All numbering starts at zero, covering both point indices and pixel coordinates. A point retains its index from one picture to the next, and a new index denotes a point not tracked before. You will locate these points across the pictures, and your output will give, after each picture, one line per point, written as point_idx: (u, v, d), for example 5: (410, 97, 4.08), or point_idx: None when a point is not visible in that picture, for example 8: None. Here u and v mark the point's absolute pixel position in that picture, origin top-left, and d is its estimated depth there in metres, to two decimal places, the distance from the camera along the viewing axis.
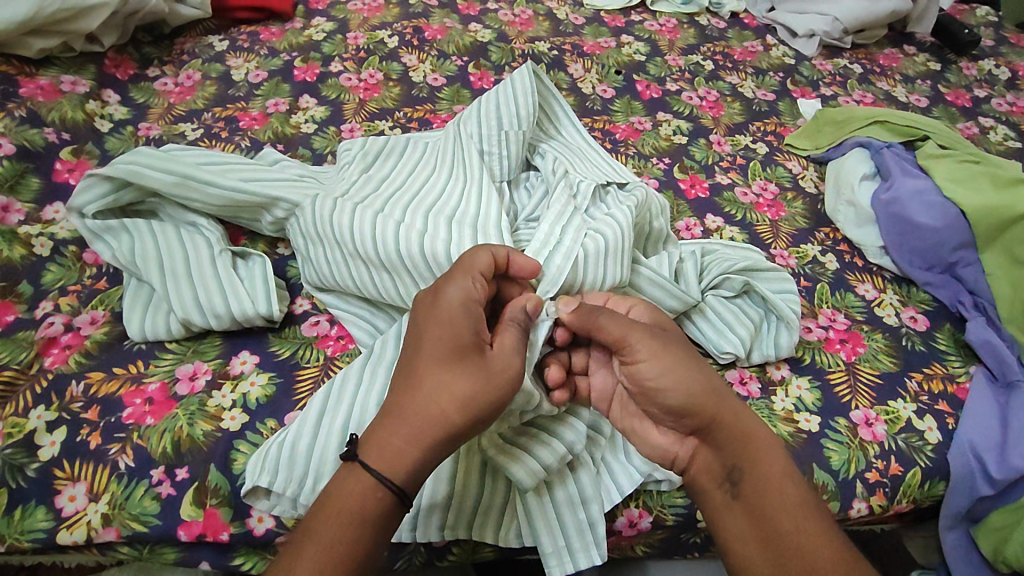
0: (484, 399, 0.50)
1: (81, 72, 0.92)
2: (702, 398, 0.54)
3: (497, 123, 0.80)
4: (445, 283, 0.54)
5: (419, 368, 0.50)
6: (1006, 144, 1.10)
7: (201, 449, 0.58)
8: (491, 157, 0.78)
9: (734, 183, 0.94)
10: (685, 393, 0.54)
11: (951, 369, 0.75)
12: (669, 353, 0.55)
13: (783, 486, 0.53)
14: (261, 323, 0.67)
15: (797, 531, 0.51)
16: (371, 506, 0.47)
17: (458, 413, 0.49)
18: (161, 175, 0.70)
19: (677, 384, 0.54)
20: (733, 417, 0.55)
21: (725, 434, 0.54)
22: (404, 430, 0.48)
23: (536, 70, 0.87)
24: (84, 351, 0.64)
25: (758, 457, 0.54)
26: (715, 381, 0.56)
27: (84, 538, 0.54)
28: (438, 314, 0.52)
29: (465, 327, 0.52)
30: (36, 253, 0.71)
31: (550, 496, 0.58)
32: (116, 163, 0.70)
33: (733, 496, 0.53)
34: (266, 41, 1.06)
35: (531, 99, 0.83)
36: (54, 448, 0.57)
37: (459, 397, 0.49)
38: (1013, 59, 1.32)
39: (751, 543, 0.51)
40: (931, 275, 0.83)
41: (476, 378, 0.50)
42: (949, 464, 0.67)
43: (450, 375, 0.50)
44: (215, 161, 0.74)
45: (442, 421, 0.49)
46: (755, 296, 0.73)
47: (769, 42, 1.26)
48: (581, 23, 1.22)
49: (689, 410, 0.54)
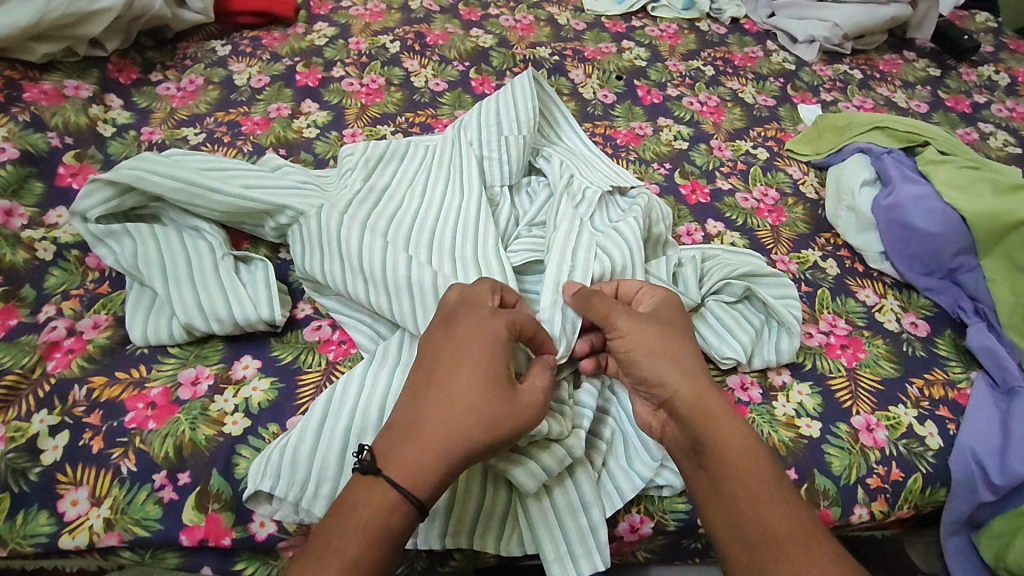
0: (508, 425, 0.51)
1: (84, 77, 0.93)
2: (668, 369, 0.56)
3: (497, 129, 0.81)
4: (492, 313, 0.55)
5: (455, 386, 0.51)
6: (1006, 150, 1.11)
7: (203, 454, 0.58)
8: (491, 163, 0.79)
9: (734, 188, 0.94)
10: (652, 365, 0.56)
11: (951, 375, 0.75)
12: (640, 327, 0.58)
13: (741, 456, 0.53)
14: (264, 327, 0.67)
15: (755, 500, 0.51)
16: (394, 519, 0.47)
17: (482, 434, 0.50)
18: (166, 181, 0.70)
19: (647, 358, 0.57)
20: (693, 391, 0.55)
21: (686, 405, 0.55)
22: (427, 444, 0.49)
23: (536, 76, 0.88)
24: (87, 355, 0.64)
25: (722, 427, 0.54)
26: (685, 357, 0.58)
27: (86, 543, 0.54)
28: (480, 340, 0.53)
29: (501, 356, 0.53)
30: (38, 258, 0.71)
31: (551, 502, 0.58)
32: (121, 169, 0.70)
33: (698, 467, 0.54)
34: (268, 46, 1.06)
35: (531, 104, 0.84)
36: (56, 452, 0.57)
37: (487, 421, 0.50)
38: (1012, 65, 1.32)
39: (717, 512, 0.52)
40: (931, 280, 0.84)
41: (504, 406, 0.51)
42: (950, 470, 0.67)
43: (484, 399, 0.51)
44: (218, 167, 0.74)
45: (466, 440, 0.49)
46: (756, 301, 0.73)
47: (769, 47, 1.27)
48: (581, 29, 1.23)
49: (656, 382, 0.56)
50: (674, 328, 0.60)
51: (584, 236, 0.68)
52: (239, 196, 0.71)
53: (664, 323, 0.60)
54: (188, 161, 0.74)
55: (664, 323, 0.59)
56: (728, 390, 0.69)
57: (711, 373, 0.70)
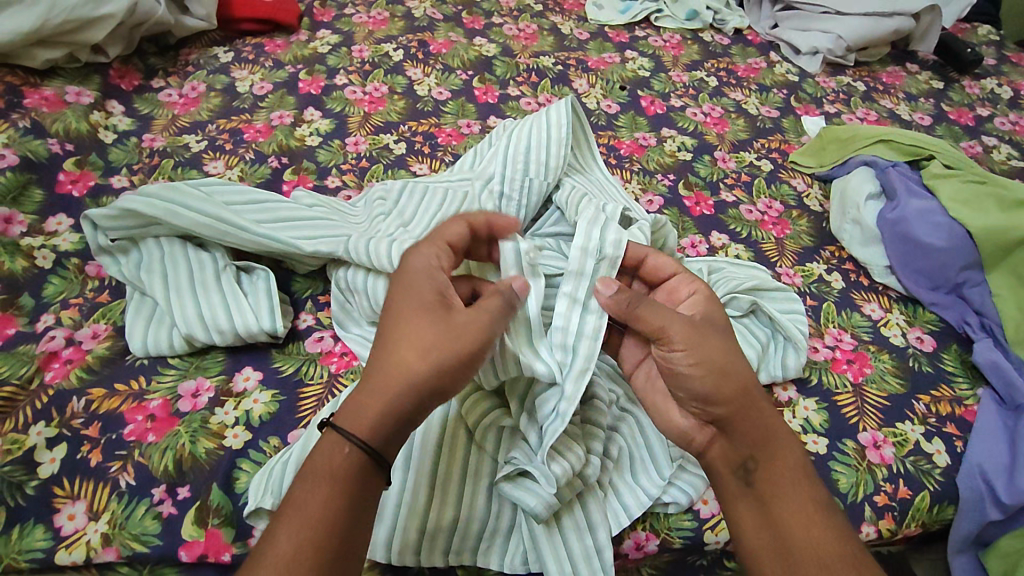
0: (443, 347, 0.50)
1: (86, 83, 0.92)
2: (733, 387, 0.54)
3: (523, 163, 0.78)
4: (414, 250, 0.57)
5: (389, 323, 0.52)
6: (1009, 164, 1.11)
7: (203, 468, 0.58)
8: (513, 199, 0.76)
9: (738, 201, 0.94)
10: (716, 381, 0.54)
11: (957, 392, 0.75)
12: (705, 336, 0.55)
13: (795, 478, 0.53)
14: (265, 339, 0.66)
15: (807, 525, 0.51)
16: (338, 462, 0.47)
17: (419, 361, 0.49)
18: (195, 214, 0.68)
19: (706, 370, 0.54)
20: (756, 409, 0.54)
21: (747, 426, 0.54)
22: (370, 385, 0.49)
23: (574, 103, 0.83)
24: (86, 366, 0.63)
25: (779, 450, 0.54)
26: (748, 373, 0.56)
27: (82, 559, 0.53)
28: (407, 277, 0.54)
29: (426, 285, 0.53)
30: (37, 266, 0.71)
31: (557, 525, 0.57)
32: (151, 197, 0.68)
33: (746, 486, 0.53)
34: (271, 53, 1.06)
35: (563, 135, 0.80)
36: (53, 465, 0.56)
37: (418, 348, 0.50)
38: (1014, 78, 1.33)
39: (761, 530, 0.51)
40: (937, 295, 0.83)
41: (434, 329, 0.51)
42: (959, 489, 0.67)
43: (416, 324, 0.51)
44: (252, 198, 0.73)
45: (404, 369, 0.49)
46: (762, 315, 0.73)
47: (772, 59, 1.27)
48: (585, 38, 1.23)
49: (715, 396, 0.54)
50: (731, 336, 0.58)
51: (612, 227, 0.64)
52: (263, 232, 0.69)
53: (722, 329, 0.57)
54: (222, 189, 0.73)
55: (722, 330, 0.57)
56: None
57: None
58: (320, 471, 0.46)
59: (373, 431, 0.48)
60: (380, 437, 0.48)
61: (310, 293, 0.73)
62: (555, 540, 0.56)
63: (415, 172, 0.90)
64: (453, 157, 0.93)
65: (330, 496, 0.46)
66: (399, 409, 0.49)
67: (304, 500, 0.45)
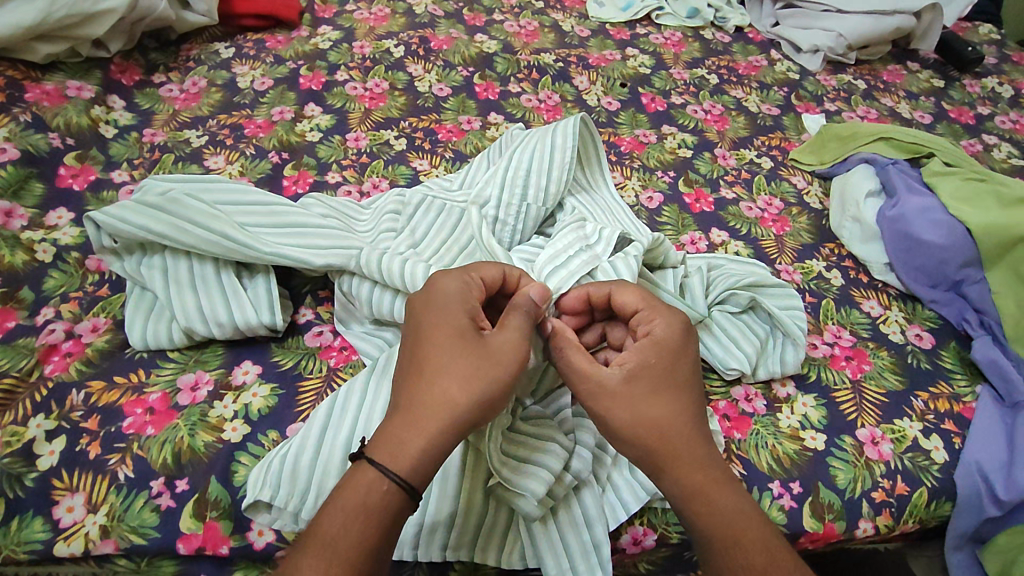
0: (488, 378, 0.50)
1: (87, 78, 0.92)
2: (650, 451, 0.51)
3: (520, 187, 0.76)
4: (438, 276, 0.56)
5: (421, 352, 0.52)
6: (1009, 162, 1.11)
7: (202, 460, 0.58)
8: (503, 225, 0.75)
9: (738, 198, 0.94)
10: (629, 444, 0.51)
11: (956, 389, 0.75)
12: (620, 400, 0.52)
13: (736, 536, 0.49)
14: (264, 332, 0.66)
15: None
16: (376, 498, 0.46)
17: (460, 392, 0.49)
18: (202, 233, 0.66)
19: (616, 433, 0.52)
20: (681, 467, 0.51)
21: (674, 487, 0.51)
22: (409, 418, 0.49)
23: (585, 119, 0.81)
24: (86, 359, 0.63)
25: (714, 506, 0.50)
26: (673, 427, 0.51)
27: (81, 550, 0.53)
28: (436, 304, 0.54)
29: (459, 312, 0.53)
30: (37, 260, 0.71)
31: (554, 521, 0.57)
32: (158, 212, 0.67)
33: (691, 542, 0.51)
34: (272, 49, 1.06)
35: (566, 157, 0.78)
36: (52, 457, 0.56)
37: (461, 379, 0.50)
38: (1016, 78, 1.32)
39: None
40: (936, 292, 0.83)
41: (475, 358, 0.51)
42: (956, 485, 0.67)
43: (453, 352, 0.51)
44: (261, 209, 0.70)
45: (448, 400, 0.49)
46: (761, 311, 0.73)
47: (773, 57, 1.27)
48: (586, 35, 1.23)
49: (636, 457, 0.52)
50: (664, 384, 0.53)
51: (573, 264, 0.66)
52: (268, 250, 0.67)
53: (648, 383, 0.52)
54: (232, 199, 0.71)
55: (649, 383, 0.52)
56: (732, 401, 0.69)
57: (715, 384, 0.70)
58: (348, 511, 0.46)
59: (413, 467, 0.47)
60: (419, 473, 0.48)
61: (310, 287, 0.73)
62: (552, 535, 0.57)
63: (416, 168, 0.90)
64: (453, 154, 0.93)
65: (361, 537, 0.45)
66: (442, 445, 0.49)
67: (336, 539, 0.44)
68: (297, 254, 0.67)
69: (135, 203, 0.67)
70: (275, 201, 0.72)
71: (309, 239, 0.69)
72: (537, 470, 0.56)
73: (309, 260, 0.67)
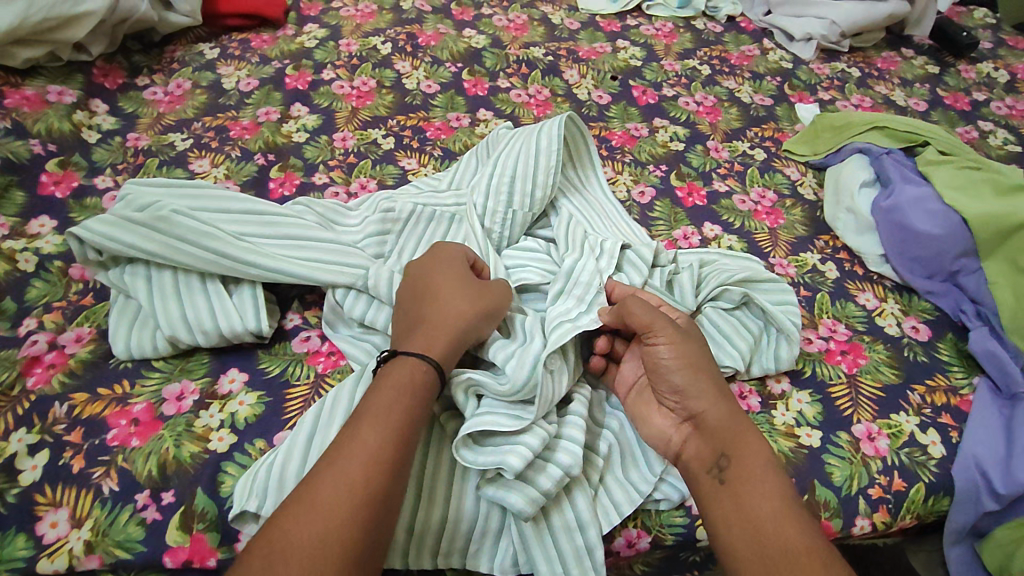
0: (486, 296, 0.60)
1: (68, 82, 0.91)
2: (700, 384, 0.57)
3: (506, 195, 0.75)
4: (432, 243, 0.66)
5: (430, 284, 0.61)
6: (1006, 149, 1.10)
7: (188, 472, 0.57)
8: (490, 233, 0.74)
9: (732, 190, 0.93)
10: (681, 377, 0.57)
11: (953, 381, 0.74)
12: (678, 341, 0.59)
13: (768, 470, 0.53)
14: (250, 339, 0.65)
15: (778, 516, 0.50)
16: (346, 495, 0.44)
17: (469, 306, 0.58)
18: (193, 251, 0.65)
19: (682, 365, 0.58)
20: (727, 406, 0.57)
21: (718, 420, 0.56)
22: (429, 327, 0.56)
23: (568, 119, 0.79)
24: (69, 371, 0.62)
25: (747, 446, 0.54)
26: (715, 373, 0.59)
27: (66, 566, 0.52)
28: (438, 257, 0.64)
29: (458, 260, 0.63)
30: (19, 269, 0.70)
31: (547, 524, 0.56)
32: (146, 228, 0.65)
33: (719, 483, 0.53)
34: (257, 48, 1.05)
35: (553, 160, 0.77)
36: (35, 472, 0.55)
37: (469, 296, 0.59)
38: (1011, 62, 1.31)
39: (733, 526, 0.50)
40: (932, 283, 0.82)
41: (477, 285, 0.61)
42: (953, 479, 0.66)
43: (458, 282, 0.60)
44: (253, 219, 0.69)
45: (460, 317, 0.57)
46: (754, 307, 0.71)
47: (766, 45, 1.25)
48: (576, 28, 1.21)
49: (687, 388, 0.57)
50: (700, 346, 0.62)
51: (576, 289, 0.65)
52: (260, 268, 0.66)
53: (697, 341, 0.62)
54: (218, 209, 0.70)
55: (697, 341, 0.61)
56: None
57: None
58: (346, 479, 0.45)
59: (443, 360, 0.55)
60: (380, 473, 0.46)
61: (297, 291, 0.72)
62: (545, 540, 0.55)
63: (404, 167, 0.89)
64: (442, 152, 0.92)
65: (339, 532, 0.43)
66: (456, 346, 0.56)
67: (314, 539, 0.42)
68: (290, 271, 0.66)
69: (122, 218, 0.66)
70: (266, 211, 0.71)
71: (304, 253, 0.68)
72: (518, 446, 0.55)
73: (305, 275, 0.66)
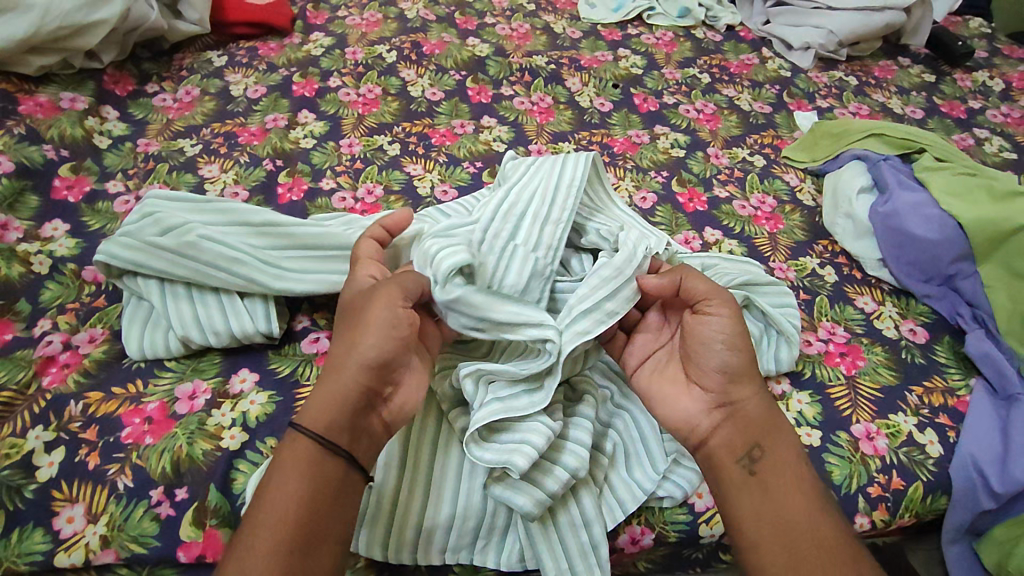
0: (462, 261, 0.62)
1: (80, 89, 0.93)
2: (742, 373, 0.58)
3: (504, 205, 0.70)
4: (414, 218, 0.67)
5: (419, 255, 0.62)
6: (1002, 156, 1.11)
7: (201, 468, 0.58)
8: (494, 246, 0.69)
9: (731, 196, 0.94)
10: (728, 360, 0.57)
11: (951, 382, 0.76)
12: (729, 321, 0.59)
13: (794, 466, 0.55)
14: (261, 339, 0.67)
15: (808, 515, 0.52)
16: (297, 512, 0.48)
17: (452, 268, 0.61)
18: (226, 277, 0.65)
19: (732, 349, 0.58)
20: (761, 397, 0.58)
21: (755, 412, 0.57)
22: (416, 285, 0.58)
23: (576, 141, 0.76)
24: (84, 370, 0.64)
25: (778, 440, 0.56)
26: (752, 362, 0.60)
27: (82, 561, 0.54)
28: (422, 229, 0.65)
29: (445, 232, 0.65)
30: (34, 271, 0.71)
31: (553, 522, 0.57)
32: (175, 256, 0.65)
33: (749, 473, 0.54)
34: (265, 56, 1.07)
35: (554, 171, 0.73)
36: (51, 468, 0.57)
37: None
38: (1006, 71, 1.33)
39: (764, 520, 0.52)
40: (929, 287, 0.84)
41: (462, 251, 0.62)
42: (950, 479, 0.67)
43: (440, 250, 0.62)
44: (273, 233, 0.69)
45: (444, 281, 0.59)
46: (755, 310, 0.72)
47: (765, 54, 1.27)
48: (578, 37, 1.23)
49: (730, 374, 0.58)
50: None
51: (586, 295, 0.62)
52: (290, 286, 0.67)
53: None
54: (240, 225, 0.69)
55: None
56: None
57: None
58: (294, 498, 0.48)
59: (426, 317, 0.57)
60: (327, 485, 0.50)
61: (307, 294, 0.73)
62: (551, 536, 0.56)
63: (410, 173, 0.90)
64: (447, 158, 0.94)
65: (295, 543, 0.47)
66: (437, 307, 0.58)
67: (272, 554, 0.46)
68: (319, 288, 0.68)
69: (146, 244, 0.66)
70: (286, 221, 0.70)
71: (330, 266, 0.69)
72: (524, 445, 0.55)
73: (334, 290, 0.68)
